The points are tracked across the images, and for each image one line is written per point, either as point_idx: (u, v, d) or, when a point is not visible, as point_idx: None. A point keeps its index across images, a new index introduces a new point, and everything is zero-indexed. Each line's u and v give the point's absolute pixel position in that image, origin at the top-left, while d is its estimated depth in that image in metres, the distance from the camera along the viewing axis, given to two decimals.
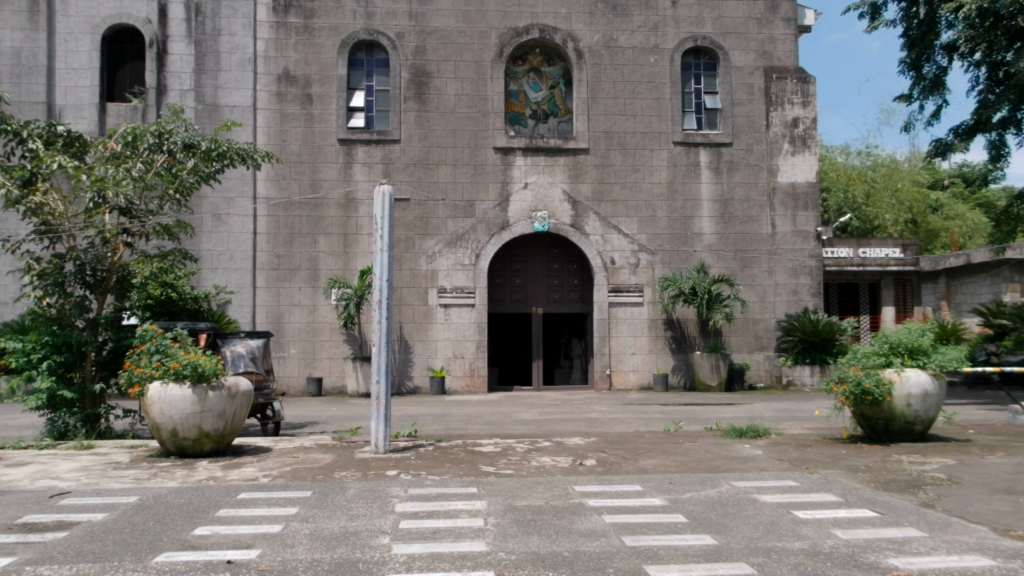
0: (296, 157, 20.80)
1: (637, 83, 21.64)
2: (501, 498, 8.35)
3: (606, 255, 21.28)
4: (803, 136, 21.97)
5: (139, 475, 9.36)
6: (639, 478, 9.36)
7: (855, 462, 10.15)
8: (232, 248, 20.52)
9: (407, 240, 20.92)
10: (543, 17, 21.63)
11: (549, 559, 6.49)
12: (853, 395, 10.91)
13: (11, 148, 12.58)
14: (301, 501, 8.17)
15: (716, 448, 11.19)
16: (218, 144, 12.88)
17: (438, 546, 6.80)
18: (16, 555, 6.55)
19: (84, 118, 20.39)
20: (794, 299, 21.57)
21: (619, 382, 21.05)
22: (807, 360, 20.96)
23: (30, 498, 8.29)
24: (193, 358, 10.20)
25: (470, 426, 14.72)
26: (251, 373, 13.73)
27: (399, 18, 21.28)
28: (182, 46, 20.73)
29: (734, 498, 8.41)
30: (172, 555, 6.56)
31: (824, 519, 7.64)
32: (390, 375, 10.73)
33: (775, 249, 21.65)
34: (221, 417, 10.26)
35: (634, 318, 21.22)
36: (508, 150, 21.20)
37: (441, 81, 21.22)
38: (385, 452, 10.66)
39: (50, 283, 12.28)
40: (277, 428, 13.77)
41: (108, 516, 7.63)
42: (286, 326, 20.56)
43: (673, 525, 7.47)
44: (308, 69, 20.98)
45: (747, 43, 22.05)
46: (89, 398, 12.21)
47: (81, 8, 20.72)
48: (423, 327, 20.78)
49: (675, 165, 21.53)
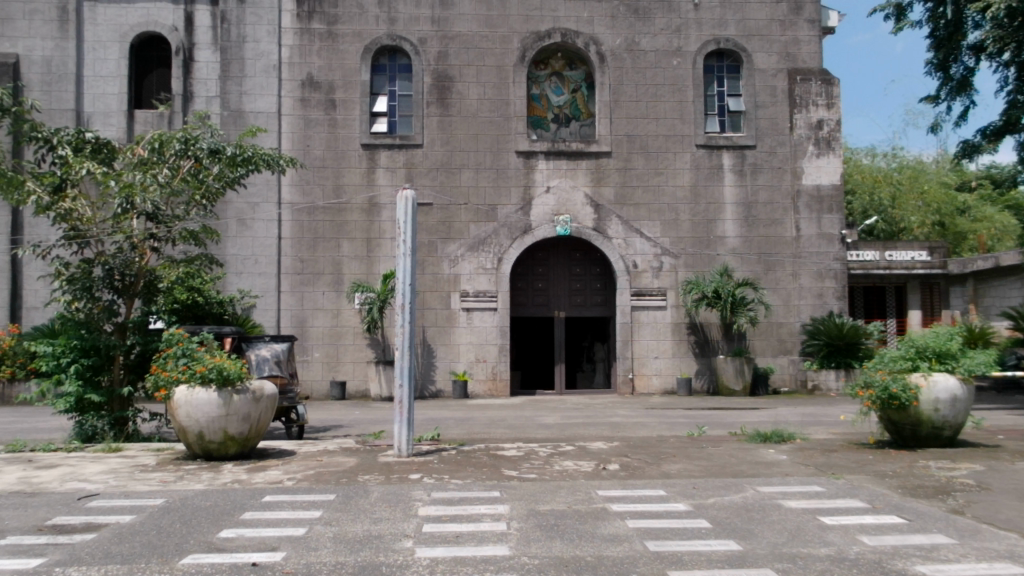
0: (319, 163, 20.96)
1: (660, 86, 21.58)
2: (524, 502, 8.34)
3: (629, 259, 21.22)
4: (827, 138, 21.78)
5: (166, 477, 9.47)
6: (663, 483, 9.31)
7: (881, 467, 10.04)
8: (257, 253, 20.71)
9: (429, 244, 20.98)
10: (565, 21, 21.62)
11: (573, 565, 6.45)
12: (880, 400, 10.81)
13: (41, 155, 12.74)
14: (325, 505, 8.22)
15: (740, 453, 11.09)
16: (243, 149, 13.08)
17: (461, 550, 6.80)
18: (46, 556, 6.65)
19: (112, 125, 20.73)
20: (819, 303, 21.37)
21: (641, 386, 20.97)
22: (832, 364, 20.78)
23: (60, 499, 8.42)
24: (218, 362, 10.29)
25: (492, 431, 14.72)
26: (276, 376, 13.82)
27: (421, 23, 21.38)
28: (208, 54, 21.00)
29: (759, 503, 8.35)
30: (198, 557, 6.61)
31: (850, 525, 7.57)
32: (413, 379, 10.77)
33: (799, 252, 21.47)
34: (246, 420, 10.34)
35: (657, 322, 21.12)
36: (530, 154, 21.22)
37: (463, 86, 21.28)
38: (408, 456, 10.70)
39: (78, 288, 12.39)
40: (301, 432, 13.77)
41: (136, 517, 7.74)
42: (310, 330, 20.71)
43: (697, 530, 7.42)
44: (331, 74, 21.13)
45: (770, 45, 21.91)
46: (116, 402, 12.32)
47: (109, 16, 21.01)
48: (446, 330, 20.83)
49: (697, 168, 21.44)
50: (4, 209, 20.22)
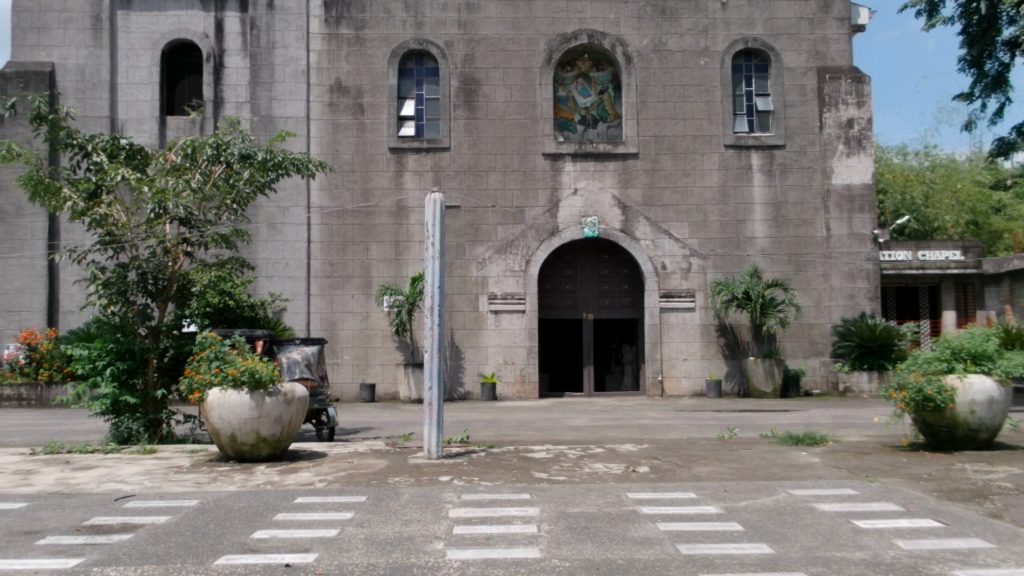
0: (348, 166, 21.09)
1: (687, 86, 21.47)
2: (554, 504, 8.33)
3: (657, 260, 21.13)
4: (858, 137, 21.51)
5: (199, 478, 9.58)
6: (693, 485, 9.24)
7: (916, 470, 9.90)
8: (287, 256, 20.90)
9: (457, 247, 21.05)
10: (591, 23, 21.59)
11: (603, 568, 6.43)
12: (914, 402, 10.65)
13: (77, 162, 12.92)
14: (356, 506, 8.27)
15: (772, 456, 10.99)
16: (273, 154, 13.15)
17: (492, 552, 6.81)
18: (84, 556, 6.77)
19: (145, 131, 21.05)
20: (851, 304, 21.11)
21: (671, 388, 20.87)
22: (864, 365, 20.53)
23: (96, 501, 8.54)
24: (250, 365, 10.40)
25: (521, 433, 14.75)
26: (306, 379, 13.94)
27: (448, 26, 21.43)
28: (238, 60, 21.22)
29: (791, 506, 8.26)
30: (232, 557, 6.69)
31: (885, 528, 7.47)
32: (442, 381, 10.79)
33: (830, 252, 21.23)
34: (277, 423, 10.44)
35: (686, 323, 21.00)
36: (557, 156, 21.22)
37: (490, 89, 21.33)
38: (438, 458, 10.71)
39: (114, 292, 12.54)
40: (332, 434, 13.83)
41: (171, 518, 7.84)
42: (339, 333, 20.86)
43: (729, 533, 7.36)
44: (359, 79, 21.27)
45: (800, 44, 21.69)
46: (151, 404, 12.54)
47: (142, 24, 21.33)
48: (474, 333, 20.88)
49: (726, 168, 21.29)
50: (42, 215, 20.61)
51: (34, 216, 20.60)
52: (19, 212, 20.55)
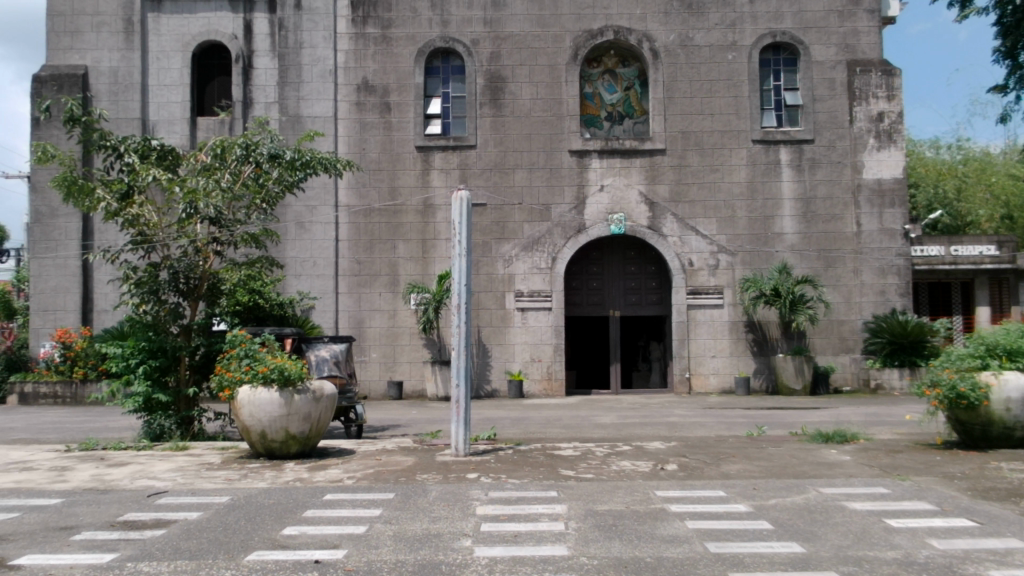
0: (375, 165, 21.20)
1: (714, 81, 21.31)
2: (582, 502, 8.32)
3: (684, 257, 21.00)
4: (889, 130, 21.19)
5: (230, 475, 9.70)
6: (722, 484, 9.18)
7: (949, 469, 9.74)
8: (316, 255, 21.08)
9: (484, 244, 21.10)
10: (617, 19, 21.50)
11: (632, 566, 6.41)
12: (947, 399, 10.49)
13: (110, 163, 13.14)
14: (385, 503, 8.32)
15: (801, 453, 10.90)
16: (301, 154, 13.28)
17: (519, 549, 6.82)
18: (118, 551, 6.87)
19: (176, 132, 21.32)
20: (882, 300, 20.85)
21: (698, 386, 20.76)
22: (895, 362, 20.26)
23: (130, 497, 8.67)
24: (279, 362, 10.52)
25: (549, 430, 14.75)
26: (335, 377, 14.05)
27: (474, 24, 21.43)
28: (267, 61, 21.44)
29: (822, 505, 8.19)
30: (263, 553, 6.76)
31: (917, 527, 7.37)
32: (469, 378, 10.83)
33: (860, 248, 20.97)
34: (306, 420, 10.53)
35: (714, 320, 20.87)
36: (583, 153, 21.17)
37: (516, 86, 21.31)
38: (465, 455, 10.75)
39: (146, 291, 12.70)
40: (361, 431, 13.93)
41: (202, 514, 7.95)
42: (367, 331, 20.99)
43: (758, 532, 7.31)
44: (385, 78, 21.37)
45: (829, 37, 21.42)
46: (183, 401, 12.70)
47: (172, 26, 21.59)
48: (501, 330, 20.91)
49: (754, 163, 21.11)
50: (76, 215, 20.94)
51: (68, 217, 20.93)
52: (53, 213, 20.90)
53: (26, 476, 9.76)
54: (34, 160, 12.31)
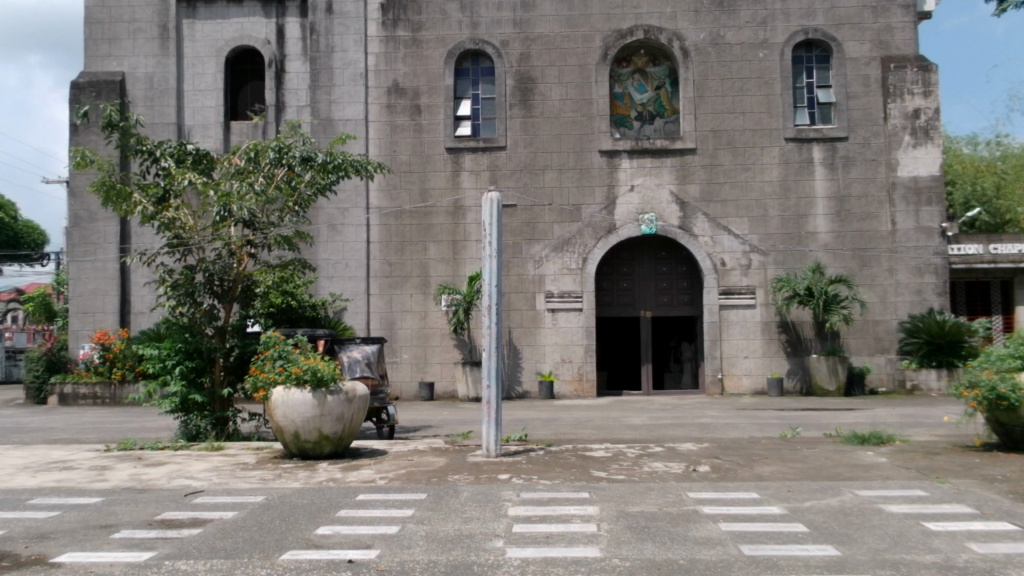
0: (406, 167, 21.32)
1: (745, 79, 21.13)
2: (614, 503, 8.30)
3: (716, 256, 20.85)
4: (925, 127, 20.81)
5: (264, 475, 9.81)
6: (755, 485, 9.10)
7: (989, 471, 9.56)
8: (347, 257, 21.26)
9: (514, 245, 21.12)
10: (647, 18, 21.41)
11: (665, 568, 6.39)
12: (987, 401, 10.30)
13: (146, 168, 13.35)
14: (417, 504, 8.36)
15: (836, 455, 10.79)
16: (334, 156, 13.41)
17: (551, 550, 6.82)
18: (156, 549, 6.99)
19: (211, 137, 21.64)
20: (918, 299, 20.51)
21: (731, 387, 20.58)
22: (933, 363, 19.90)
23: (167, 496, 8.82)
24: (312, 363, 10.62)
25: (580, 431, 14.73)
26: (367, 378, 14.15)
27: (504, 26, 21.45)
28: (298, 65, 21.66)
29: (858, 507, 8.09)
30: (297, 553, 6.82)
31: (957, 532, 7.23)
32: (500, 379, 10.85)
33: (896, 246, 20.66)
34: (339, 420, 10.61)
35: (747, 321, 20.69)
36: (613, 153, 21.12)
37: (546, 87, 21.31)
38: (496, 456, 10.77)
39: (182, 293, 12.91)
40: (392, 432, 14.03)
41: (237, 514, 8.05)
42: (399, 332, 21.11)
43: (793, 535, 7.24)
44: (416, 80, 21.48)
45: (862, 34, 21.13)
46: (218, 402, 12.86)
47: (206, 32, 21.90)
48: (532, 331, 20.92)
49: (787, 162, 20.90)
50: (114, 219, 21.33)
51: (106, 221, 21.33)
52: (92, 217, 21.31)
53: (67, 475, 9.95)
54: (74, 165, 12.55)
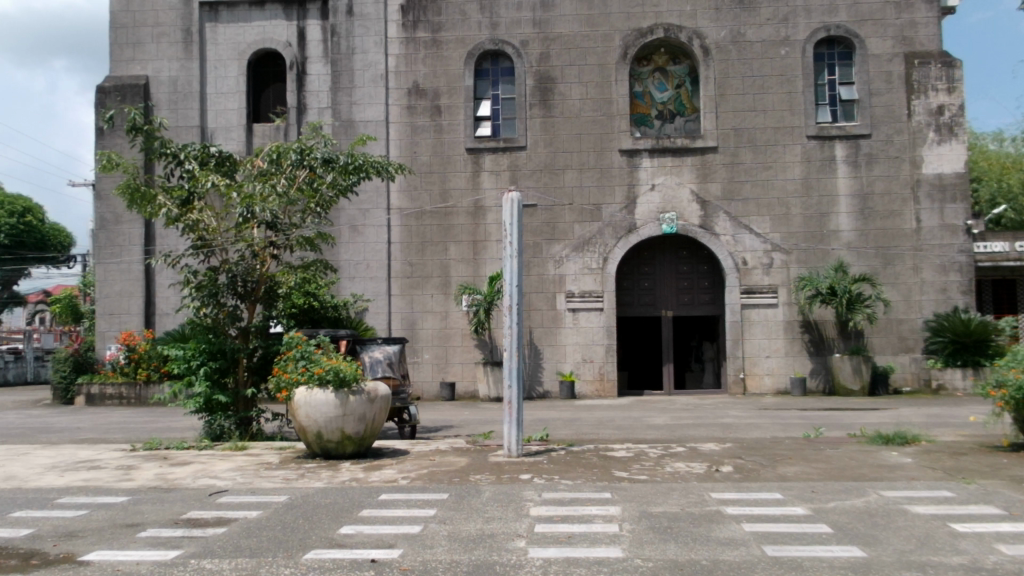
0: (426, 168, 21.39)
1: (767, 77, 20.99)
2: (636, 504, 8.28)
3: (737, 255, 20.73)
4: (949, 124, 20.57)
5: (288, 475, 9.86)
6: (779, 486, 9.04)
7: (1017, 472, 9.45)
8: (369, 257, 21.36)
9: (535, 245, 21.12)
10: (667, 16, 21.33)
11: (688, 568, 6.38)
12: (1014, 400, 10.17)
13: (170, 171, 13.49)
14: (439, 504, 8.38)
15: (860, 455, 10.69)
16: (355, 158, 13.49)
17: (574, 550, 6.82)
18: (182, 548, 7.05)
19: (233, 139, 21.82)
20: (943, 298, 20.29)
21: (753, 386, 20.47)
22: (958, 362, 19.67)
23: (193, 495, 8.90)
24: (335, 364, 10.67)
25: (602, 431, 14.71)
26: (389, 378, 14.20)
27: (524, 26, 21.45)
28: (320, 67, 21.79)
29: (883, 508, 8.02)
30: (320, 552, 6.87)
31: (984, 533, 7.15)
32: (521, 379, 10.85)
33: (920, 244, 20.44)
34: (361, 421, 10.67)
35: (769, 320, 20.57)
36: (634, 152, 21.06)
37: (566, 87, 21.28)
38: (518, 456, 10.77)
39: (206, 294, 13.03)
40: (414, 431, 14.08)
41: (261, 513, 8.11)
42: (420, 332, 21.18)
43: (817, 536, 7.19)
44: (436, 81, 21.54)
45: (885, 30, 20.92)
46: (242, 402, 12.97)
47: (228, 35, 22.07)
48: (553, 331, 20.91)
49: (809, 160, 20.75)
50: (139, 221, 21.55)
51: (131, 223, 21.56)
52: (117, 219, 21.55)
53: (94, 475, 10.06)
54: (100, 168, 12.69)
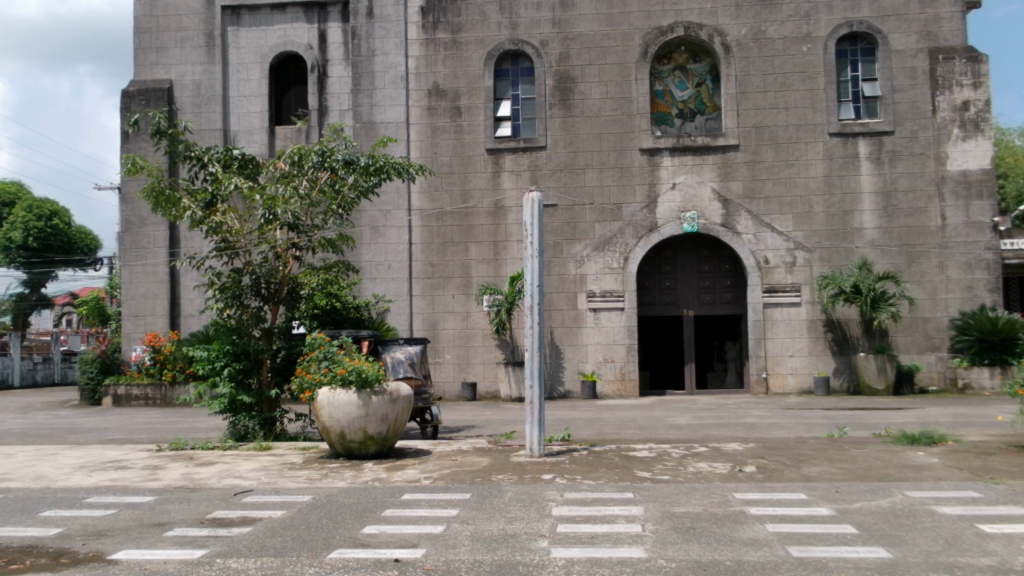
0: (446, 168, 21.44)
1: (788, 74, 20.85)
2: (658, 504, 8.27)
3: (759, 254, 20.61)
4: (974, 119, 20.31)
5: (312, 475, 9.93)
6: (803, 486, 8.98)
7: None
8: (390, 258, 21.46)
9: (555, 245, 21.11)
10: (687, 14, 21.24)
11: (711, 568, 6.36)
12: None
13: (194, 174, 13.65)
14: (461, 504, 8.41)
15: (886, 455, 10.58)
16: (375, 159, 13.57)
17: (597, 550, 6.82)
18: (208, 547, 7.12)
19: (256, 141, 21.99)
20: (969, 296, 20.03)
21: (776, 386, 20.33)
22: (985, 361, 19.44)
23: (218, 495, 8.98)
24: (357, 365, 10.72)
25: (625, 431, 14.68)
26: (411, 378, 14.26)
27: (543, 26, 21.45)
28: (340, 69, 21.96)
29: (909, 508, 7.94)
30: (344, 552, 6.91)
31: (1014, 534, 7.06)
32: (543, 379, 10.87)
33: (945, 242, 20.20)
34: (384, 421, 10.71)
35: (791, 319, 20.44)
36: (654, 151, 20.99)
37: (586, 86, 21.25)
38: (540, 456, 10.78)
39: (229, 296, 13.20)
40: (436, 431, 14.12)
41: (286, 513, 8.16)
42: (441, 332, 21.24)
43: (843, 536, 7.13)
44: (456, 82, 21.59)
45: (909, 25, 20.70)
46: (266, 403, 13.09)
47: (251, 39, 22.25)
48: (574, 331, 20.89)
49: (831, 157, 20.57)
50: (163, 224, 21.78)
51: (156, 225, 21.80)
52: (142, 222, 21.81)
53: (122, 475, 10.18)
54: (125, 172, 12.85)
